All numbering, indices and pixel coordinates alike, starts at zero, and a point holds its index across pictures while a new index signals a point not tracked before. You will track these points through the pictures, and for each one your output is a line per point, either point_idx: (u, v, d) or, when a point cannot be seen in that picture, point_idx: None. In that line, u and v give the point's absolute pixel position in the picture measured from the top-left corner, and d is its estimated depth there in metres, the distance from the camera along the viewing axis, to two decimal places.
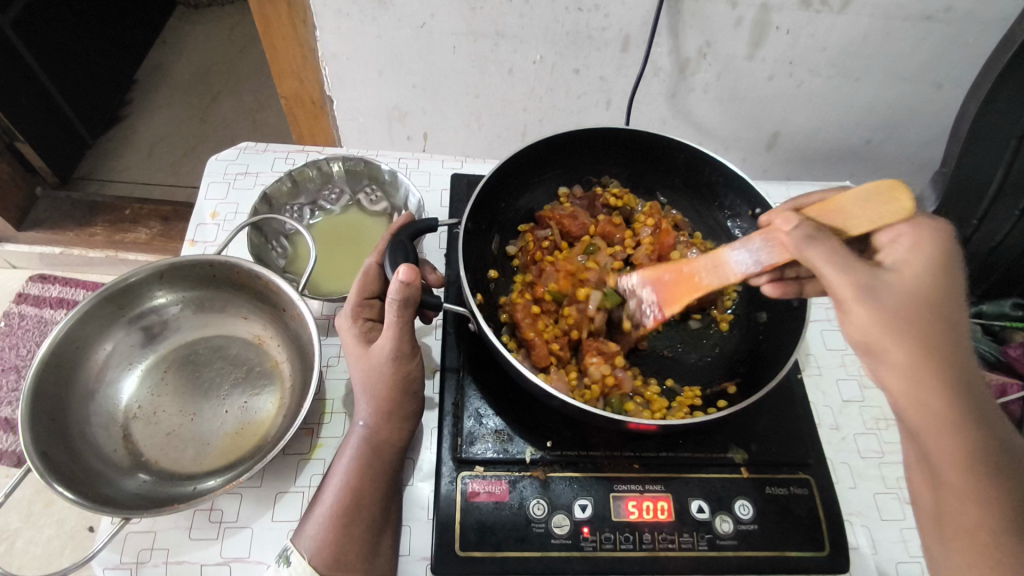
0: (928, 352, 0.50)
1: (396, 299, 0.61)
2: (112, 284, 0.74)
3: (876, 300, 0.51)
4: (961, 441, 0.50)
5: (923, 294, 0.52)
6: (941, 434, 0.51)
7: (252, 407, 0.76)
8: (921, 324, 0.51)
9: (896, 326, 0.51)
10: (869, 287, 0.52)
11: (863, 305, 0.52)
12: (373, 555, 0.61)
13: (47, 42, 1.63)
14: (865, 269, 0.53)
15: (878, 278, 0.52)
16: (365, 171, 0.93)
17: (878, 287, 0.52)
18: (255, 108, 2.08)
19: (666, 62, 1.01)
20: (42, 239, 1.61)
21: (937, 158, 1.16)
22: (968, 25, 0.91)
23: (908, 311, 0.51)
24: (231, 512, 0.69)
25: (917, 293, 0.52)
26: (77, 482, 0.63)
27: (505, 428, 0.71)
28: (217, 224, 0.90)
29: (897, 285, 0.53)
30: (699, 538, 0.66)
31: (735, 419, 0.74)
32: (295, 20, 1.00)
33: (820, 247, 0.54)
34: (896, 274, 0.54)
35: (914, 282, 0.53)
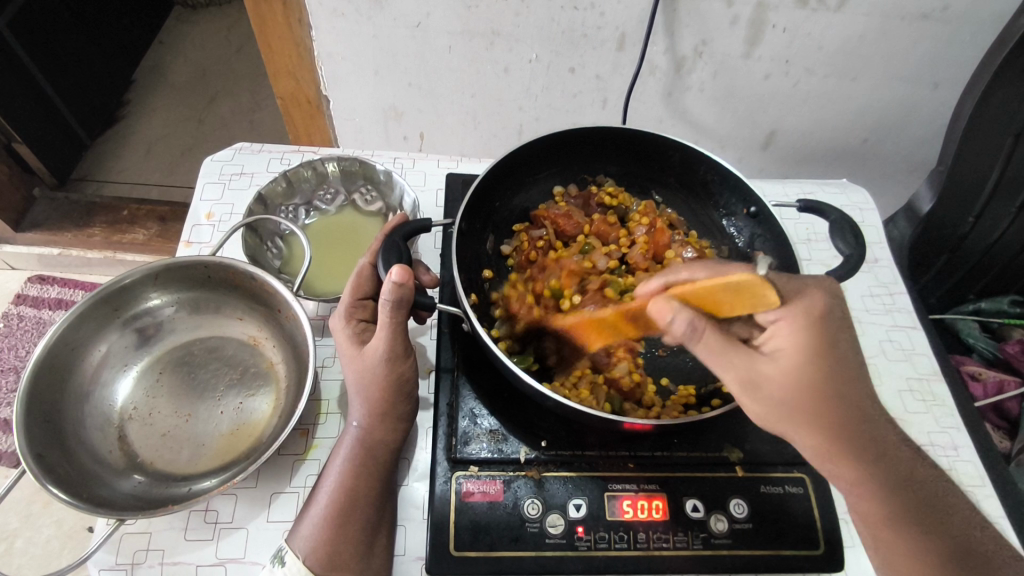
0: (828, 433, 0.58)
1: (388, 300, 0.62)
2: (107, 285, 0.74)
3: (773, 396, 0.58)
4: (874, 489, 0.59)
5: (808, 385, 0.57)
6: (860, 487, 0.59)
7: (247, 407, 0.76)
8: (820, 411, 0.57)
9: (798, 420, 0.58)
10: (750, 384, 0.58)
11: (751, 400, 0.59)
12: (367, 555, 0.61)
13: (45, 42, 1.63)
14: (746, 364, 0.58)
15: (754, 375, 0.58)
16: (360, 171, 0.93)
17: (759, 384, 0.58)
18: (253, 107, 2.08)
19: (662, 60, 1.01)
20: (40, 240, 1.61)
21: (934, 156, 1.16)
22: (965, 23, 0.90)
23: (809, 403, 0.57)
24: (226, 513, 0.69)
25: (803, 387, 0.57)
26: (72, 483, 0.63)
27: (499, 428, 0.71)
28: (212, 225, 0.90)
29: (791, 378, 0.57)
30: (693, 537, 0.66)
31: (731, 418, 0.74)
32: (291, 20, 1.00)
33: (707, 344, 0.58)
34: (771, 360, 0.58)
35: (781, 377, 0.57)
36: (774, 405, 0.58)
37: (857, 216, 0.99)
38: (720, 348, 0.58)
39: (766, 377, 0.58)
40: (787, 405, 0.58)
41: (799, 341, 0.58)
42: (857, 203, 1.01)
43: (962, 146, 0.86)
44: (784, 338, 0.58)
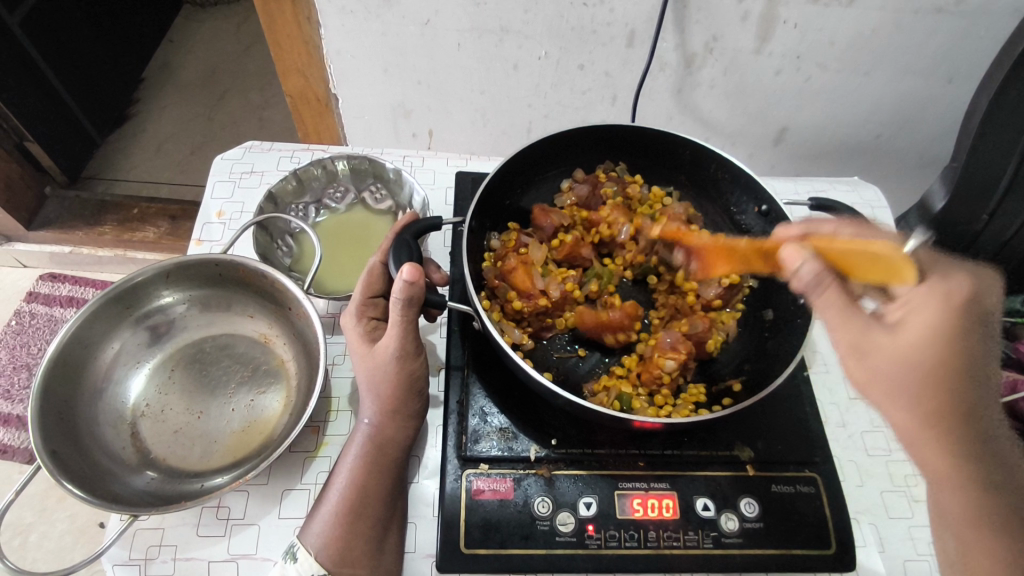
0: (939, 426, 0.54)
1: (400, 298, 0.61)
2: (120, 283, 0.75)
3: (875, 368, 0.55)
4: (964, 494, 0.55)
5: (928, 361, 0.53)
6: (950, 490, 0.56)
7: (258, 405, 0.76)
8: (930, 399, 0.53)
9: (895, 399, 0.54)
10: (857, 356, 0.55)
11: (855, 368, 0.55)
12: (379, 552, 0.62)
13: (56, 41, 1.65)
14: (860, 327, 0.55)
15: (866, 341, 0.54)
16: (369, 169, 0.93)
17: (868, 353, 0.54)
18: (261, 105, 2.09)
19: (672, 57, 1.01)
20: (52, 239, 1.62)
21: (947, 152, 1.14)
22: (979, 18, 0.89)
23: (914, 389, 0.53)
24: (238, 509, 0.69)
25: (917, 363, 0.53)
26: (87, 480, 0.64)
27: (510, 426, 0.71)
28: (222, 223, 0.91)
29: (900, 359, 0.53)
30: (704, 536, 0.66)
31: (743, 417, 0.74)
32: (300, 18, 1.00)
33: (829, 301, 0.55)
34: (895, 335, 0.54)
35: (905, 348, 0.54)
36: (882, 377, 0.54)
37: (868, 213, 0.99)
38: (841, 307, 0.55)
39: (881, 346, 0.54)
40: (889, 380, 0.54)
41: (934, 321, 0.54)
42: (869, 201, 1.00)
43: (976, 142, 0.85)
44: (915, 321, 0.54)
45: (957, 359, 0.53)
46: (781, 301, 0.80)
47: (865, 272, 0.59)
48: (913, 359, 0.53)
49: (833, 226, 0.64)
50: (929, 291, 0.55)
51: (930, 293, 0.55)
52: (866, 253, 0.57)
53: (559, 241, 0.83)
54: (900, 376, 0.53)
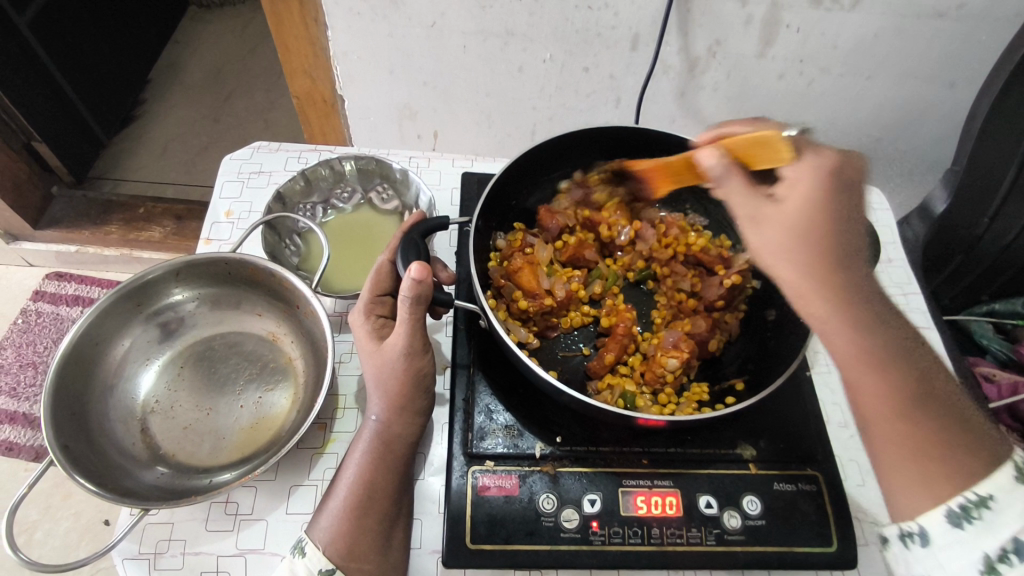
0: (829, 284, 0.55)
1: (407, 295, 0.62)
2: (131, 280, 0.76)
3: (766, 232, 0.58)
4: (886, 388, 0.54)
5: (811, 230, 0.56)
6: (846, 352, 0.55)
7: (266, 402, 0.77)
8: (816, 258, 0.56)
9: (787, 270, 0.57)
10: (753, 225, 0.58)
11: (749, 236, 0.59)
12: (386, 547, 0.62)
13: (63, 42, 1.66)
14: (755, 204, 0.58)
15: (759, 215, 0.58)
16: (376, 170, 0.94)
17: (759, 222, 0.58)
18: (266, 106, 2.10)
19: (676, 60, 1.02)
20: (58, 238, 1.64)
21: (949, 156, 1.15)
22: (980, 23, 0.90)
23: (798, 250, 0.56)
24: (246, 504, 0.70)
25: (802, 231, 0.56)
26: (99, 474, 0.65)
27: (515, 423, 0.72)
28: (231, 222, 0.92)
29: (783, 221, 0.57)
30: (707, 533, 0.67)
31: (746, 416, 0.74)
32: (308, 20, 1.01)
33: (732, 193, 0.59)
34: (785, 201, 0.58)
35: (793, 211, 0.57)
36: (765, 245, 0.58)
37: (870, 215, 0.99)
38: (743, 192, 0.58)
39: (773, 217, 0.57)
40: (780, 243, 0.57)
41: (811, 188, 0.57)
42: (871, 203, 1.01)
43: (978, 146, 0.86)
44: (799, 188, 0.58)
45: (833, 225, 0.56)
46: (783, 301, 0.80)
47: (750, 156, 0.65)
48: (797, 222, 0.56)
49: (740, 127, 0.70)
50: (809, 162, 0.59)
51: (808, 160, 0.59)
52: (747, 141, 0.64)
53: (563, 242, 0.85)
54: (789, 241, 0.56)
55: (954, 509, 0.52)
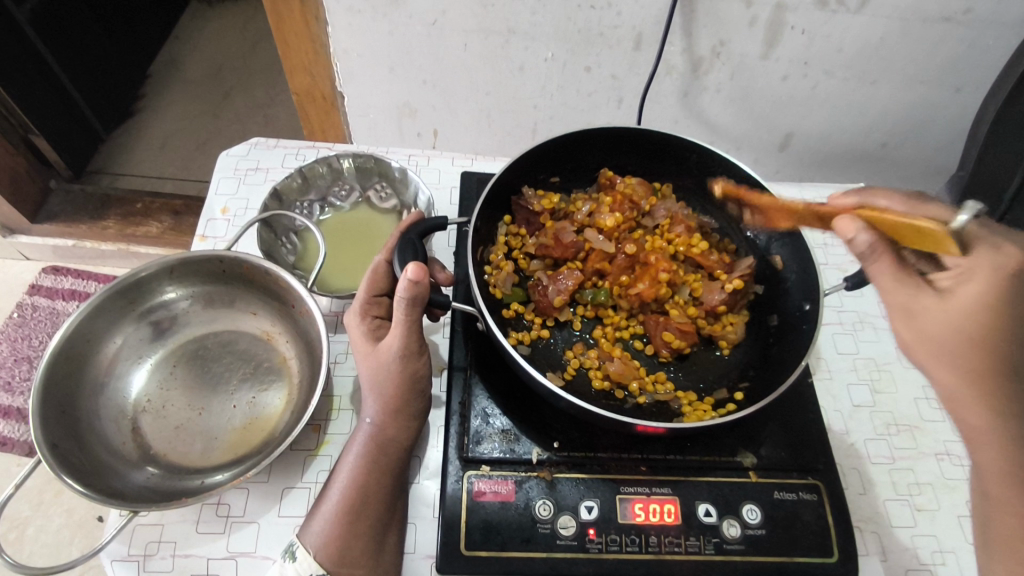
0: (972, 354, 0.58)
1: (405, 298, 0.61)
2: (123, 277, 0.74)
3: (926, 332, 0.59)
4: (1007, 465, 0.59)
5: (976, 332, 0.58)
6: (990, 455, 0.59)
7: (260, 402, 0.76)
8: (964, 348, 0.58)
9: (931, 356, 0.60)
10: (948, 322, 0.58)
11: (905, 329, 0.60)
12: (378, 552, 0.61)
13: (62, 34, 1.64)
14: (909, 291, 0.59)
15: (913, 304, 0.59)
16: (375, 168, 0.93)
17: (915, 316, 0.59)
18: (266, 102, 2.09)
19: (679, 61, 1.00)
20: (55, 232, 1.62)
21: (953, 162, 1.14)
22: (988, 28, 0.89)
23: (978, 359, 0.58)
24: (238, 506, 0.69)
25: (961, 330, 0.58)
26: (87, 474, 0.64)
27: (512, 428, 0.71)
28: (227, 220, 0.90)
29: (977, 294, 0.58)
30: (705, 542, 0.65)
31: (746, 423, 0.73)
32: (307, 16, 1.00)
33: (879, 268, 0.59)
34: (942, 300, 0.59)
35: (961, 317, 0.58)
36: (926, 339, 0.59)
37: None
38: (892, 276, 0.59)
39: (927, 310, 0.58)
40: (935, 341, 0.59)
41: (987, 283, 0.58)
42: None
43: (982, 153, 0.85)
44: (967, 286, 0.58)
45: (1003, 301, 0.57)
46: (786, 307, 0.79)
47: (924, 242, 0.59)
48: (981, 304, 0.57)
49: (885, 198, 0.64)
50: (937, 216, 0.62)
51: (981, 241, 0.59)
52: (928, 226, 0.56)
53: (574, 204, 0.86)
54: (951, 345, 0.58)
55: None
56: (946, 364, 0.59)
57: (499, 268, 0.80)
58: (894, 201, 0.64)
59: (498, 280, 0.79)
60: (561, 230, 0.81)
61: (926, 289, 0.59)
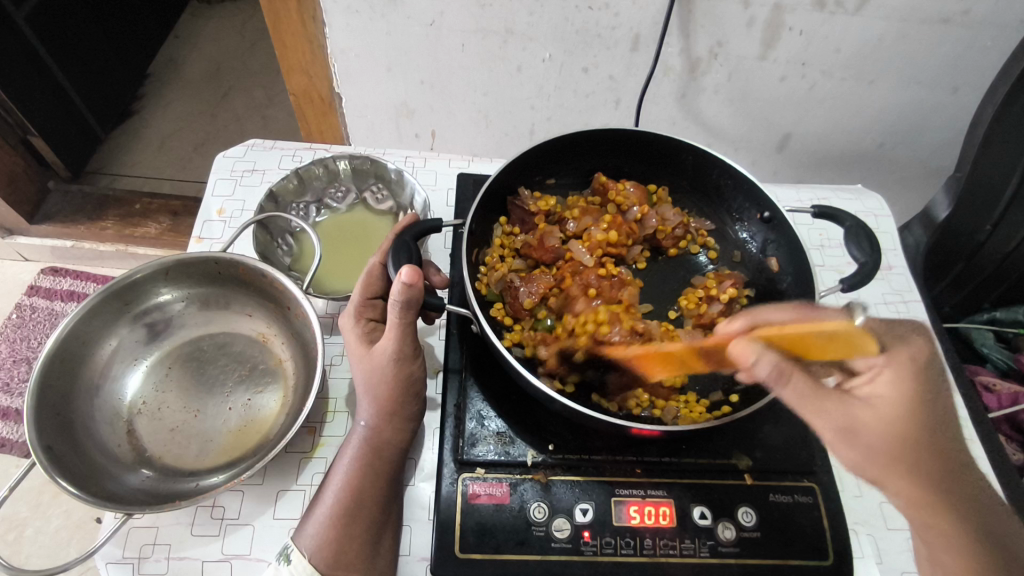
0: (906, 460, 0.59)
1: (398, 301, 0.61)
2: (118, 280, 0.74)
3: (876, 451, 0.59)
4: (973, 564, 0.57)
5: (905, 433, 0.59)
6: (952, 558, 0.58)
7: (255, 404, 0.76)
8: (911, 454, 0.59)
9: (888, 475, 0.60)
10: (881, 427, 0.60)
11: (850, 449, 0.61)
12: (372, 555, 0.61)
13: (61, 35, 1.64)
14: (844, 409, 0.60)
15: (854, 423, 0.60)
16: (371, 169, 0.93)
17: (857, 432, 0.60)
18: (265, 103, 2.09)
19: (677, 61, 1.00)
20: (54, 232, 1.62)
21: (951, 163, 1.14)
22: (986, 29, 0.89)
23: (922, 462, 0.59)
24: (233, 509, 0.69)
25: (892, 436, 0.59)
26: (81, 477, 0.64)
27: (507, 430, 0.71)
28: (223, 221, 0.90)
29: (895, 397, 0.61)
30: (700, 544, 0.65)
31: (742, 425, 0.73)
32: (305, 16, 1.00)
33: (794, 387, 0.60)
34: (870, 408, 0.61)
35: (878, 423, 0.60)
36: (870, 452, 0.60)
37: (870, 220, 0.98)
38: (808, 391, 0.60)
39: (864, 424, 0.60)
40: (884, 454, 0.59)
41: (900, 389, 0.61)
42: (871, 209, 1.00)
43: (980, 154, 0.85)
44: (882, 382, 0.62)
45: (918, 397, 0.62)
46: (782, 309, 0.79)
47: (826, 352, 0.64)
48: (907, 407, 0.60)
49: (776, 314, 0.67)
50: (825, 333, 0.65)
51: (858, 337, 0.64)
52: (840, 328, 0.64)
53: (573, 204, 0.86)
54: (889, 450, 0.59)
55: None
56: (895, 475, 0.60)
57: (494, 268, 0.80)
58: (784, 313, 0.66)
59: (489, 278, 0.79)
60: (547, 234, 0.81)
61: (851, 400, 0.61)
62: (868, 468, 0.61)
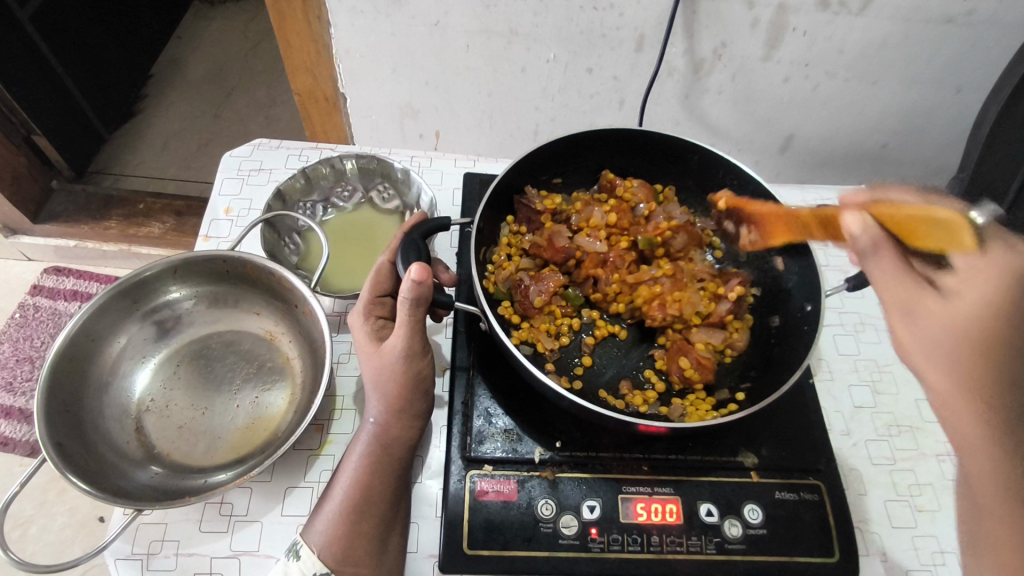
0: (969, 350, 0.61)
1: (408, 298, 0.61)
2: (127, 277, 0.75)
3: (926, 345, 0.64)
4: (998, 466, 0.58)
5: (983, 325, 0.61)
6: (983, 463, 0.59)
7: (263, 402, 0.76)
8: (967, 344, 0.61)
9: (933, 366, 0.64)
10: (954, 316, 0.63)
11: (905, 325, 0.66)
12: (382, 551, 0.62)
13: (64, 35, 1.65)
14: (914, 293, 0.65)
15: (916, 305, 0.65)
16: (378, 169, 0.93)
17: (916, 315, 0.65)
18: (268, 103, 2.09)
19: (681, 62, 1.01)
20: (57, 232, 1.62)
21: (953, 163, 1.14)
22: (989, 29, 0.90)
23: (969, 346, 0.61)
24: (241, 505, 0.69)
25: (962, 331, 0.62)
26: (91, 473, 0.64)
27: (514, 428, 0.71)
28: (230, 220, 0.91)
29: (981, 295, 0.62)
30: (707, 541, 0.66)
31: (748, 423, 0.73)
32: (310, 16, 1.00)
33: (882, 265, 0.66)
34: (953, 297, 0.64)
35: (952, 308, 0.63)
36: (930, 337, 0.64)
37: None
38: (894, 271, 0.65)
39: (928, 310, 0.64)
40: (935, 342, 0.63)
41: (983, 295, 0.62)
42: None
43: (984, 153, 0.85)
44: (971, 287, 0.64)
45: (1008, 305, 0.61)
46: (787, 307, 0.79)
47: (926, 241, 0.67)
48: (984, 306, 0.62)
49: (898, 195, 0.70)
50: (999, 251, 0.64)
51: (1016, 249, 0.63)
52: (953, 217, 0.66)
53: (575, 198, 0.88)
54: (947, 341, 0.62)
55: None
56: (937, 364, 0.63)
57: (500, 267, 0.81)
58: (904, 195, 0.69)
59: (496, 277, 0.80)
60: (556, 233, 0.81)
61: (927, 291, 0.65)
62: (914, 350, 0.66)
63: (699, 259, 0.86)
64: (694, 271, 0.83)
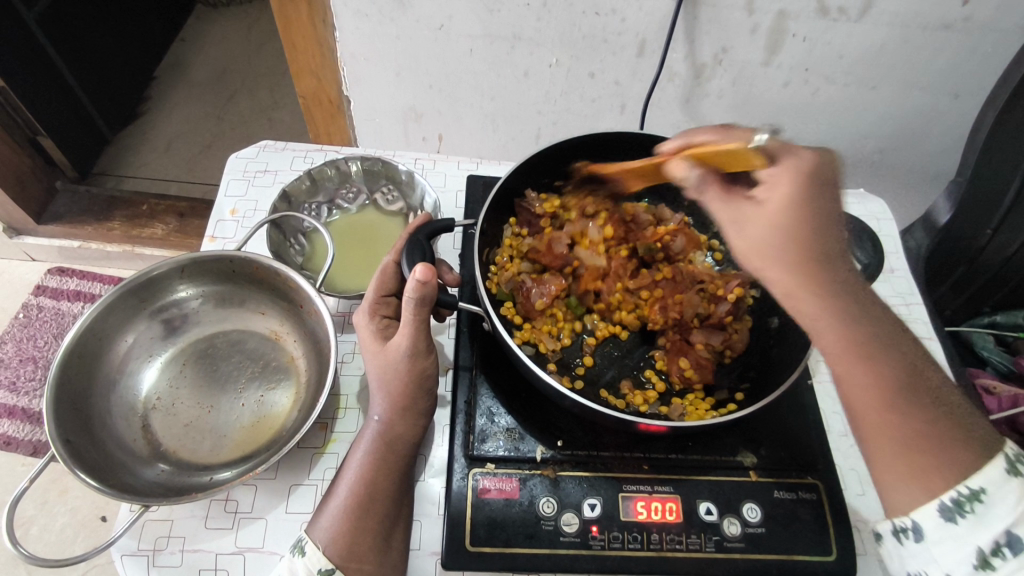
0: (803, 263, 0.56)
1: (412, 297, 0.62)
2: (135, 277, 0.76)
3: (750, 246, 0.60)
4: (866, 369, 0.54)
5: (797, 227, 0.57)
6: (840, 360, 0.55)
7: (267, 400, 0.77)
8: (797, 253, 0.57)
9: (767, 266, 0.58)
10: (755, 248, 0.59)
11: (733, 236, 0.61)
12: (385, 547, 0.62)
13: (70, 37, 1.66)
14: (735, 208, 0.61)
15: (739, 220, 0.60)
16: (382, 171, 0.94)
17: (742, 226, 0.60)
18: (271, 105, 2.11)
19: (682, 67, 1.02)
20: (62, 233, 1.63)
21: (951, 169, 1.16)
22: (986, 36, 0.91)
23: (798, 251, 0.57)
24: (246, 503, 0.70)
25: (773, 235, 0.58)
26: (99, 470, 0.65)
27: (517, 427, 0.72)
28: (236, 221, 0.92)
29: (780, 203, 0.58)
30: (706, 540, 0.67)
31: (747, 424, 0.74)
32: (316, 20, 1.02)
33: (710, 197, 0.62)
34: (762, 206, 0.59)
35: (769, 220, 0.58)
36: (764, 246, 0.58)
37: (873, 225, 1.00)
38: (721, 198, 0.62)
39: (749, 221, 0.59)
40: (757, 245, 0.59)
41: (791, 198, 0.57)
42: (874, 213, 1.01)
43: (980, 158, 0.86)
44: (780, 187, 0.58)
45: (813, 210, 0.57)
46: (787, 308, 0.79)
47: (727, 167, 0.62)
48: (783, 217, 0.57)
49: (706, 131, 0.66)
50: (796, 156, 0.59)
51: (789, 150, 0.60)
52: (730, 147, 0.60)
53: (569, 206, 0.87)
54: (771, 240, 0.58)
55: (947, 503, 0.52)
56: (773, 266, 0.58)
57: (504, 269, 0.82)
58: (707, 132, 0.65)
59: (499, 278, 0.81)
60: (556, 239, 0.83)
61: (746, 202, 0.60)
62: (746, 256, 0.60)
63: (699, 260, 0.86)
64: (694, 272, 0.83)
